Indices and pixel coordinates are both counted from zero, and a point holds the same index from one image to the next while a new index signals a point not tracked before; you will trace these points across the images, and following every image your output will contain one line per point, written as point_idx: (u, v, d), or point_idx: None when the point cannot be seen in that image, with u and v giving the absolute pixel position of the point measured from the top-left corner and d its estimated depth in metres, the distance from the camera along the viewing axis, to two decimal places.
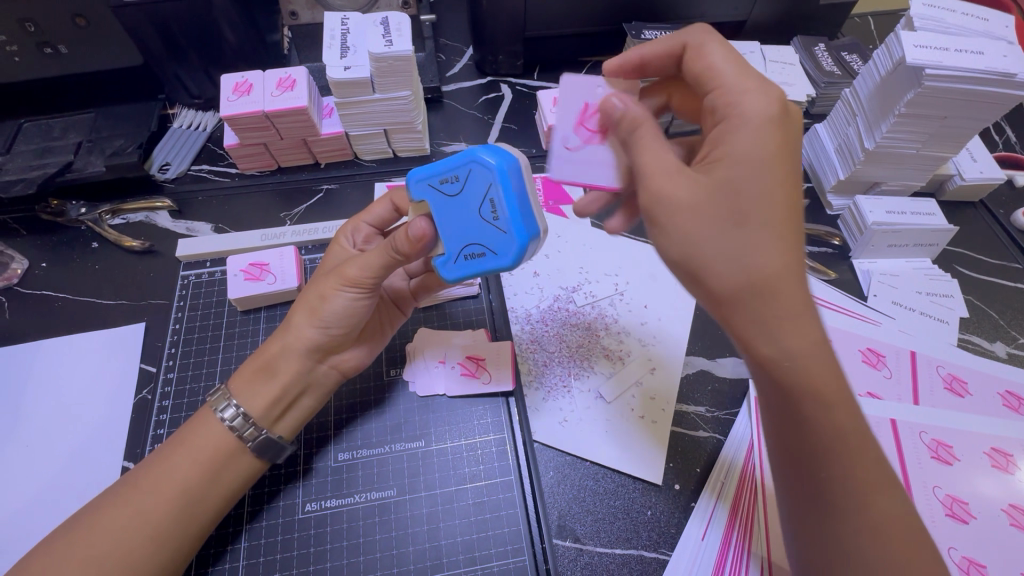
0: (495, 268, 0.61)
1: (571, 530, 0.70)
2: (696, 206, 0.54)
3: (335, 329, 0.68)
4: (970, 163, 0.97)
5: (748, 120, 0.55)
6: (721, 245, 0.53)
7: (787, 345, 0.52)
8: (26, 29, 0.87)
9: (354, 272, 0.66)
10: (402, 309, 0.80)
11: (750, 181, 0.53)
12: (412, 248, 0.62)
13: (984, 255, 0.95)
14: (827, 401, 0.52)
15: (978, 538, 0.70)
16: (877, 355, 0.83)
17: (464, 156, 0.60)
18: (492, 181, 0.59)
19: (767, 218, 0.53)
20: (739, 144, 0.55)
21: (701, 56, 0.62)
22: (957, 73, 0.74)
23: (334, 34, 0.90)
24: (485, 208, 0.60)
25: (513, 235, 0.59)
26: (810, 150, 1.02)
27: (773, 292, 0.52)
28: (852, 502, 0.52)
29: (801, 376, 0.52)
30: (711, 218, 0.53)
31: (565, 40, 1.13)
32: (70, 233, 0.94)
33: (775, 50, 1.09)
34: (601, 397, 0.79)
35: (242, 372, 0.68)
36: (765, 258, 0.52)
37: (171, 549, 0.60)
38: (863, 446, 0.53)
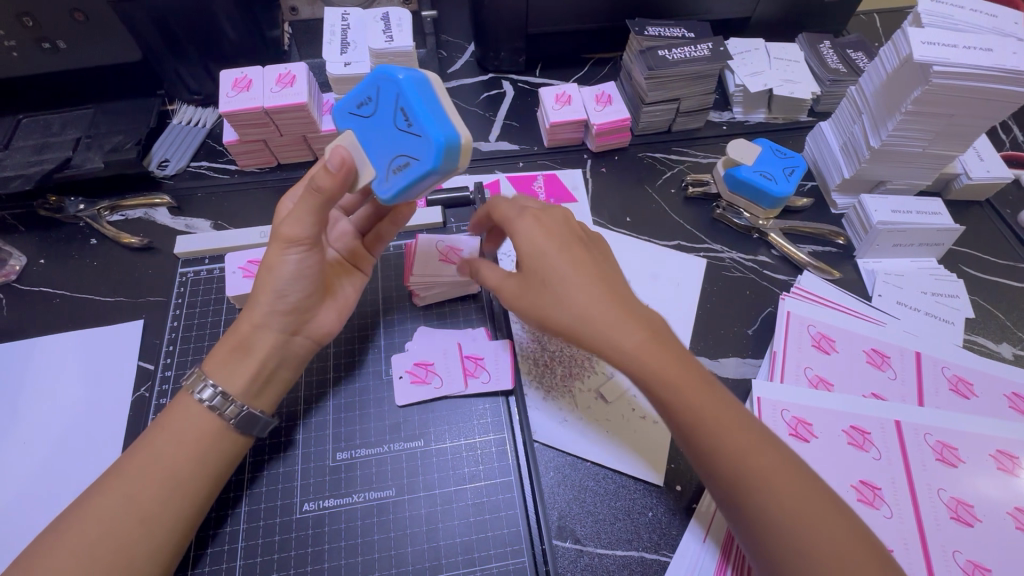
0: (421, 176, 0.59)
1: (571, 530, 0.69)
2: (536, 289, 0.65)
3: (292, 294, 0.68)
4: (977, 162, 0.96)
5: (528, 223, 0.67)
6: (566, 306, 0.63)
7: (647, 365, 0.61)
8: (24, 24, 0.86)
9: (289, 229, 0.64)
10: (360, 268, 0.80)
11: (547, 258, 0.64)
12: (334, 179, 0.61)
13: (990, 255, 0.94)
14: (698, 413, 0.60)
15: (983, 541, 0.69)
16: (881, 355, 0.82)
17: (374, 76, 0.61)
18: (399, 91, 0.58)
19: (581, 273, 0.63)
20: (533, 241, 0.65)
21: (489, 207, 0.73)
22: (966, 70, 0.73)
23: (334, 30, 0.89)
24: (399, 118, 0.59)
25: (427, 136, 0.56)
26: (815, 148, 1.01)
27: (616, 333, 0.62)
28: (756, 492, 0.56)
29: (673, 397, 0.60)
30: (551, 292, 0.63)
31: (568, 37, 1.12)
32: (69, 229, 0.93)
33: (780, 47, 1.08)
34: (601, 397, 0.78)
35: (215, 352, 0.67)
36: (593, 308, 0.62)
37: (161, 533, 0.59)
38: (743, 443, 0.58)
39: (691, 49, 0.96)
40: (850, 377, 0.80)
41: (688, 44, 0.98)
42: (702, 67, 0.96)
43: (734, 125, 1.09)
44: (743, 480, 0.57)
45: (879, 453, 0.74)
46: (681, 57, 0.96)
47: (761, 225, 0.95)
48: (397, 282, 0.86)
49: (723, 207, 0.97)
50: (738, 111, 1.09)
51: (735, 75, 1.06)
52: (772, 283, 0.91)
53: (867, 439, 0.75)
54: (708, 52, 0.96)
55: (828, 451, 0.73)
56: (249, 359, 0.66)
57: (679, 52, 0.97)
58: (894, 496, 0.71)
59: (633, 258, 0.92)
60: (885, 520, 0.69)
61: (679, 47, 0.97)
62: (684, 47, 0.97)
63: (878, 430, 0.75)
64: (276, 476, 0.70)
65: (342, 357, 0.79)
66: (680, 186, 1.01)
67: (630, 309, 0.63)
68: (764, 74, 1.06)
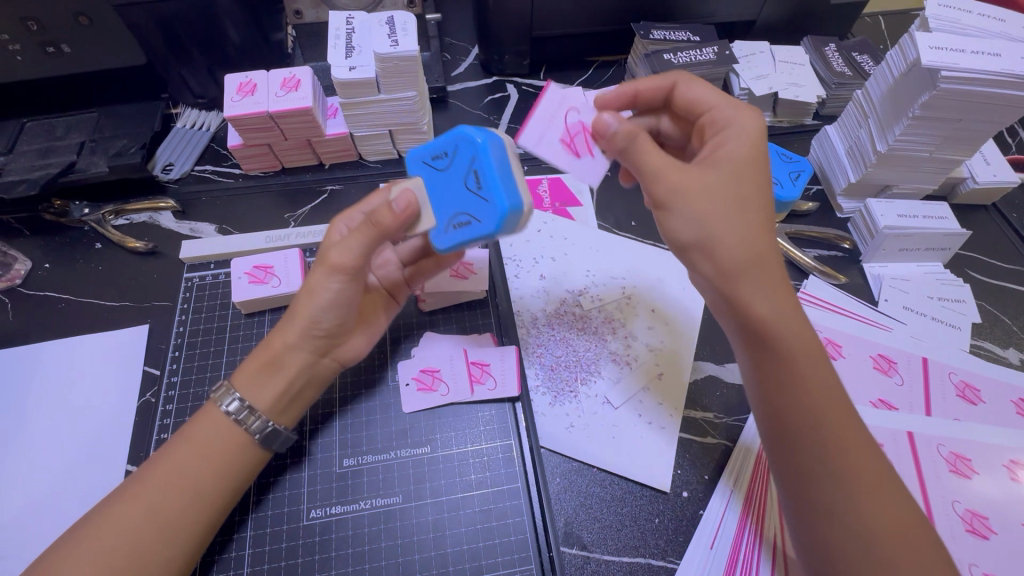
0: (480, 236, 0.62)
1: (578, 537, 0.69)
2: (687, 180, 0.59)
3: (327, 319, 0.67)
4: (984, 166, 0.95)
5: (743, 131, 0.62)
6: (703, 212, 0.59)
7: (766, 294, 0.59)
8: (29, 28, 0.86)
9: (336, 256, 0.64)
10: (397, 298, 0.78)
11: (737, 172, 0.60)
12: (395, 220, 0.62)
13: (996, 259, 0.94)
14: (805, 352, 0.58)
15: (999, 554, 0.68)
16: (888, 361, 0.82)
17: (453, 134, 0.64)
18: (476, 155, 0.62)
19: (746, 201, 0.59)
20: (732, 149, 0.61)
21: (690, 89, 0.69)
22: (973, 75, 0.73)
23: (338, 34, 0.89)
24: (471, 180, 0.62)
25: (495, 203, 0.60)
26: (821, 152, 1.00)
27: (756, 256, 0.59)
28: (829, 450, 0.55)
29: (781, 328, 0.58)
30: (701, 190, 0.59)
31: (572, 40, 1.12)
32: (74, 233, 0.93)
33: (784, 50, 1.08)
34: (608, 402, 0.78)
35: (245, 366, 0.67)
36: (744, 228, 0.58)
37: (180, 542, 0.59)
38: (837, 404, 0.57)
39: (696, 53, 0.97)
40: (857, 382, 0.80)
41: (692, 48, 0.98)
42: (709, 71, 0.96)
43: None
44: (825, 428, 0.56)
45: (892, 465, 0.74)
46: (685, 61, 0.96)
47: None
48: None
49: None
50: None
51: (740, 79, 1.05)
52: None
53: (880, 451, 0.74)
54: (713, 56, 0.97)
55: None
56: (275, 376, 0.66)
57: (684, 56, 0.97)
58: None
59: (638, 261, 0.92)
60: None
61: (684, 51, 0.97)
62: (689, 51, 0.97)
63: (891, 442, 0.75)
64: (283, 482, 0.70)
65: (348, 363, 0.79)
66: None
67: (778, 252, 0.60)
68: (769, 77, 1.05)
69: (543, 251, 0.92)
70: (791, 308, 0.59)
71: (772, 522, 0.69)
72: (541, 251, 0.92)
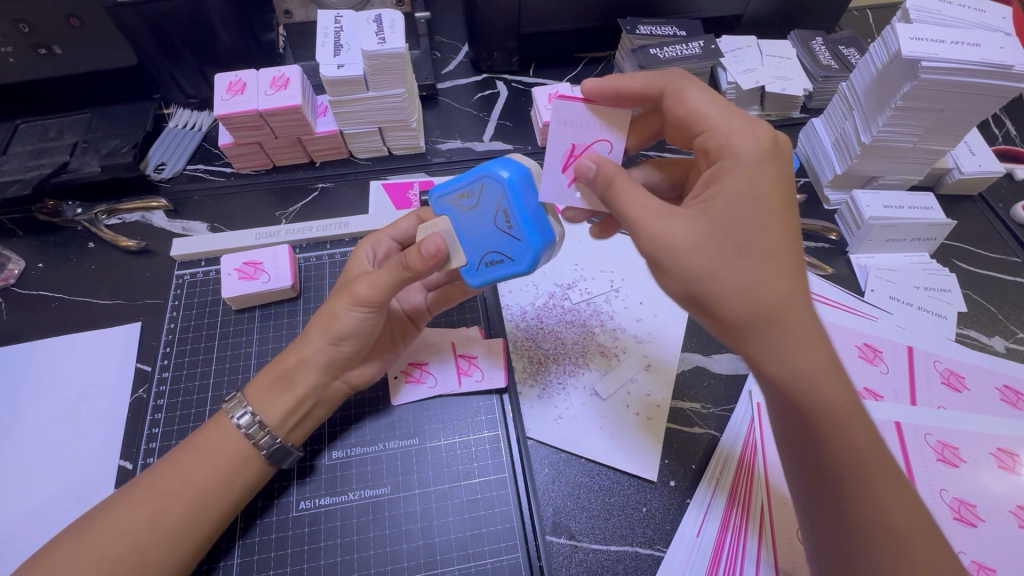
0: (514, 274, 0.64)
1: (566, 526, 0.70)
2: (689, 241, 0.54)
3: (347, 345, 0.69)
4: (969, 156, 0.96)
5: (745, 160, 0.56)
6: (722, 279, 0.53)
7: (791, 367, 0.53)
8: (20, 30, 0.87)
9: (363, 290, 0.66)
10: (416, 323, 0.79)
11: (749, 213, 0.54)
12: (424, 264, 0.63)
13: (982, 249, 0.94)
14: (843, 423, 0.53)
15: (986, 540, 0.69)
16: (873, 350, 0.83)
17: (477, 171, 0.63)
18: (504, 192, 0.61)
19: (769, 242, 0.53)
20: (733, 187, 0.55)
21: (682, 99, 0.61)
22: (953, 65, 0.74)
23: (327, 32, 0.90)
24: (500, 218, 0.62)
25: (528, 244, 0.61)
26: (807, 144, 1.01)
27: (778, 323, 0.52)
28: (877, 525, 0.52)
29: (814, 405, 0.53)
30: (711, 251, 0.53)
31: (560, 37, 1.12)
32: (66, 233, 0.94)
33: (771, 44, 1.09)
34: (597, 394, 0.79)
35: (259, 379, 0.69)
36: (771, 287, 0.52)
37: (186, 551, 0.60)
38: (876, 466, 0.53)
39: (682, 47, 0.97)
40: None
41: (679, 43, 0.98)
42: (694, 65, 0.97)
43: None
44: (865, 504, 0.53)
45: None
46: (672, 55, 0.97)
47: None
48: None
49: None
50: None
51: (727, 73, 1.06)
52: None
53: None
54: (699, 50, 0.97)
55: None
56: (286, 390, 0.68)
57: (670, 51, 0.97)
58: None
59: (628, 255, 0.92)
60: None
61: (670, 45, 0.98)
62: (676, 46, 0.98)
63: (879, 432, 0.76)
64: (271, 493, 0.69)
65: None
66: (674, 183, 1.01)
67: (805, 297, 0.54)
68: (756, 72, 1.06)
69: None
70: (824, 367, 0.53)
71: (757, 511, 0.70)
72: None
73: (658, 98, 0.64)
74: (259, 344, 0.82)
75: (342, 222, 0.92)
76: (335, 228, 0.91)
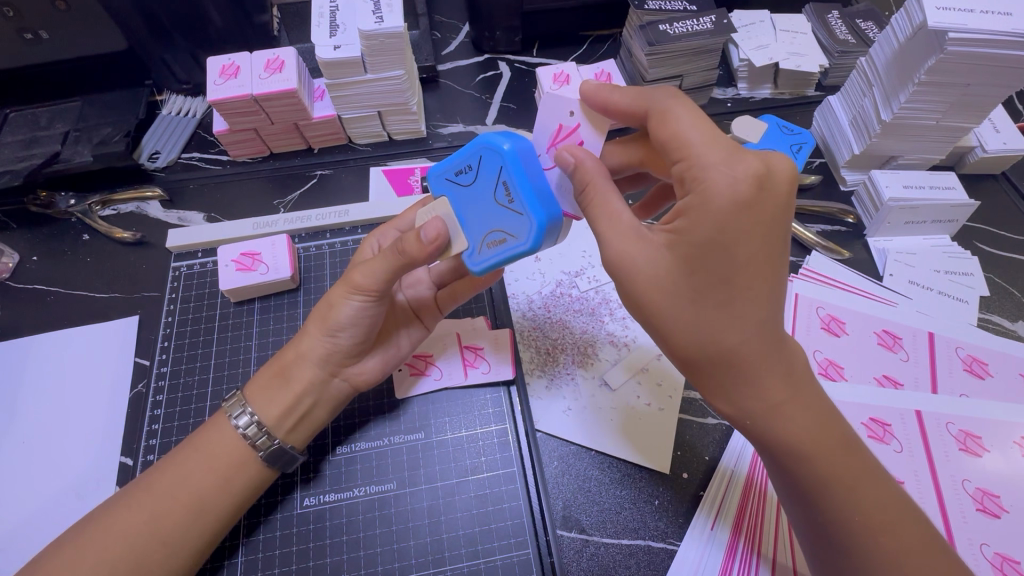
0: (516, 255, 0.58)
1: (577, 521, 0.68)
2: (646, 278, 0.52)
3: (345, 338, 0.67)
4: (993, 133, 0.92)
5: (716, 202, 0.49)
6: (675, 321, 0.53)
7: (745, 404, 0.54)
8: (5, 14, 0.83)
9: (360, 278, 0.63)
10: (423, 321, 0.76)
11: (719, 257, 0.50)
12: (422, 249, 0.59)
13: (1005, 230, 0.91)
14: (800, 455, 0.53)
15: (1010, 532, 0.67)
16: (893, 337, 0.80)
17: (473, 144, 0.60)
18: (503, 164, 0.58)
19: (726, 283, 0.51)
20: (702, 227, 0.50)
21: (666, 123, 0.52)
22: (983, 36, 0.70)
23: (322, 12, 0.86)
24: (501, 192, 0.58)
25: (530, 218, 0.56)
26: (822, 123, 0.97)
27: (739, 362, 0.52)
28: (840, 528, 0.53)
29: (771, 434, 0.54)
30: (666, 295, 0.52)
31: (565, 14, 1.08)
32: (60, 225, 0.92)
33: (786, 18, 1.04)
34: (606, 385, 0.77)
35: (259, 377, 0.67)
36: (729, 328, 0.51)
37: (187, 552, 0.59)
38: (842, 487, 0.53)
39: (692, 23, 0.93)
40: (861, 361, 0.78)
41: (689, 17, 0.94)
42: (705, 41, 0.93)
43: (737, 101, 1.04)
44: (839, 511, 0.53)
45: (901, 445, 0.72)
46: (682, 32, 0.92)
47: None
48: None
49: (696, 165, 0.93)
50: (743, 86, 1.05)
51: (739, 49, 1.02)
52: None
53: (887, 431, 0.73)
54: (710, 25, 0.93)
55: None
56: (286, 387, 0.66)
57: (680, 26, 0.93)
58: (916, 487, 0.70)
59: None
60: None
61: (680, 20, 0.93)
62: (687, 21, 0.93)
63: (899, 422, 0.74)
64: (276, 485, 0.68)
65: None
66: None
67: (769, 338, 0.53)
68: (769, 48, 1.01)
69: None
70: (782, 401, 0.53)
71: (769, 522, 0.67)
72: None
73: (643, 119, 0.55)
74: (259, 337, 0.80)
75: (342, 210, 0.89)
76: (335, 217, 0.89)
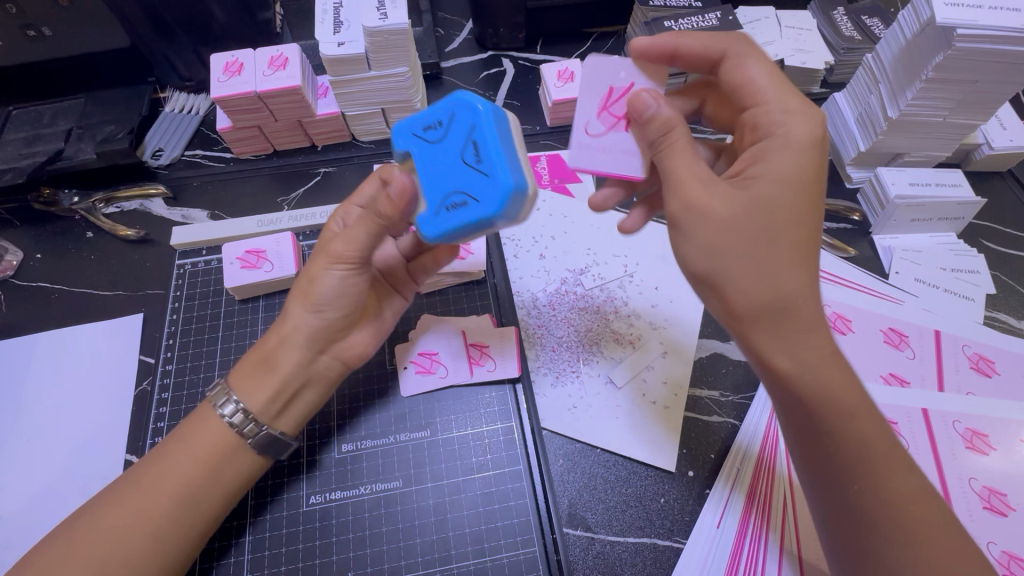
0: (476, 220, 0.55)
1: (582, 519, 0.68)
2: (717, 216, 0.52)
3: (330, 312, 0.67)
4: (1000, 130, 0.92)
5: (794, 142, 0.54)
6: (744, 260, 0.52)
7: (804, 357, 0.52)
8: (8, 11, 0.82)
9: (338, 247, 0.64)
10: (400, 291, 0.76)
11: (785, 194, 0.53)
12: (394, 208, 0.60)
13: (1011, 228, 0.91)
14: (853, 417, 0.51)
15: (1017, 531, 0.67)
16: (899, 335, 0.80)
17: (448, 101, 0.57)
18: (475, 123, 0.55)
19: (783, 242, 0.53)
20: (779, 167, 0.53)
21: (741, 70, 0.58)
22: (992, 33, 0.69)
23: (326, 9, 0.86)
24: (468, 152, 0.55)
25: (494, 181, 0.53)
26: (828, 120, 0.97)
27: (797, 305, 0.52)
28: (884, 506, 0.50)
29: (822, 389, 0.51)
30: (734, 232, 0.52)
31: (570, 10, 1.08)
32: (64, 222, 0.91)
33: (791, 15, 1.03)
34: (611, 382, 0.76)
35: (242, 365, 0.66)
36: (786, 284, 0.52)
37: (175, 546, 0.58)
38: (889, 459, 0.51)
39: (698, 20, 0.92)
40: (867, 358, 0.78)
41: (694, 14, 0.93)
42: (711, 38, 0.92)
43: None
44: (881, 485, 0.50)
45: (907, 444, 0.72)
46: (687, 28, 0.91)
47: None
48: None
49: None
50: None
51: None
52: None
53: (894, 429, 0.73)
54: (716, 22, 0.92)
55: None
56: (269, 372, 0.65)
57: (685, 23, 0.92)
58: None
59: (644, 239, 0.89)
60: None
61: (686, 17, 0.93)
62: (691, 17, 0.93)
63: (905, 420, 0.74)
64: (280, 483, 0.68)
65: None
66: None
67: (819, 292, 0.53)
68: (774, 44, 1.01)
69: (542, 231, 0.90)
70: (831, 357, 0.52)
71: (779, 502, 0.68)
72: (539, 232, 0.90)
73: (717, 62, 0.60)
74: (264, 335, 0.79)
75: None
76: None
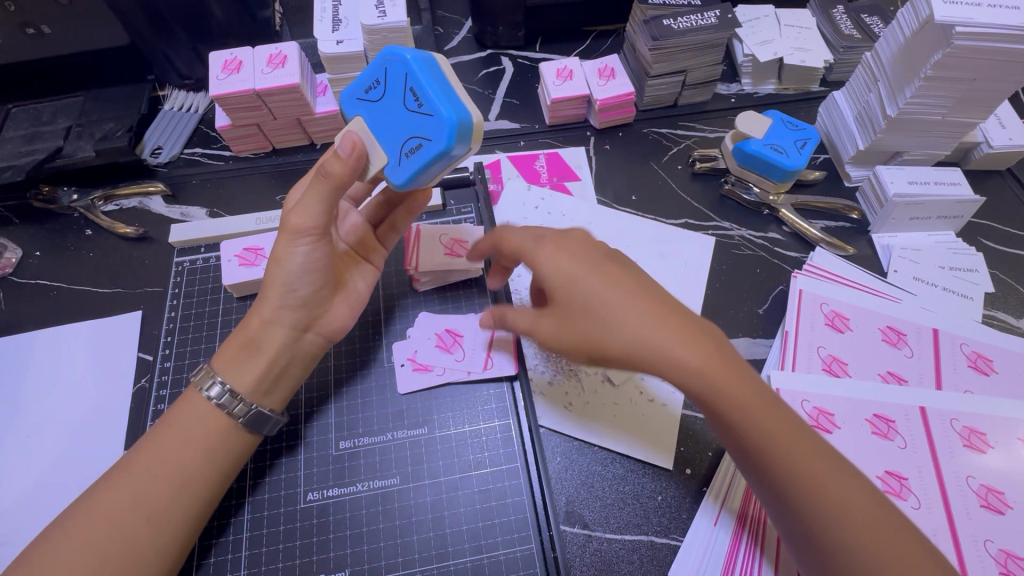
0: (433, 158, 0.58)
1: (579, 516, 0.68)
2: (568, 336, 0.58)
3: (300, 288, 0.66)
4: (999, 129, 0.92)
5: (543, 256, 0.61)
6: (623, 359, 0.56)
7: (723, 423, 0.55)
8: (7, 9, 0.82)
9: (297, 220, 0.63)
10: (371, 260, 0.78)
11: (582, 297, 0.58)
12: (346, 164, 0.60)
13: (1010, 227, 0.91)
14: (772, 456, 0.54)
15: (1014, 529, 0.67)
16: (897, 333, 0.80)
17: (379, 59, 0.61)
18: (408, 71, 0.59)
19: (620, 288, 0.58)
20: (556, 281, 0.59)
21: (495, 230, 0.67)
22: (990, 31, 0.69)
23: (324, 7, 0.86)
24: (409, 99, 0.59)
25: (438, 116, 0.57)
26: (827, 119, 0.97)
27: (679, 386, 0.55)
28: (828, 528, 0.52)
29: (747, 437, 0.55)
30: (596, 336, 0.57)
31: (569, 9, 1.08)
32: (63, 219, 0.91)
33: (790, 13, 1.03)
34: (609, 381, 0.76)
35: (225, 349, 0.66)
36: (643, 330, 0.56)
37: (170, 530, 0.58)
38: (815, 480, 0.53)
39: (697, 18, 0.92)
40: (865, 356, 0.78)
41: (693, 12, 0.93)
42: (711, 37, 0.92)
43: (742, 97, 1.04)
44: (817, 510, 0.52)
45: (905, 442, 0.72)
46: (687, 26, 0.91)
47: (772, 201, 0.91)
48: (397, 266, 0.84)
49: (733, 182, 0.93)
50: (747, 82, 1.04)
51: (743, 44, 1.01)
52: (783, 261, 0.88)
53: (891, 427, 0.73)
54: (715, 20, 0.92)
55: (852, 442, 0.71)
56: (256, 356, 0.65)
57: (684, 21, 0.92)
58: (920, 484, 0.69)
59: (644, 238, 0.89)
60: (914, 511, 0.68)
61: (685, 16, 0.92)
62: (691, 16, 0.93)
63: (903, 418, 0.73)
64: (279, 481, 0.68)
65: (343, 358, 0.77)
66: (687, 161, 0.98)
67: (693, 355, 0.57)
68: (773, 43, 1.01)
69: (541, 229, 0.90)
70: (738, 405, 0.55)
71: None
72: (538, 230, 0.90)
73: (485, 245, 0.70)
74: None
75: None
76: None
